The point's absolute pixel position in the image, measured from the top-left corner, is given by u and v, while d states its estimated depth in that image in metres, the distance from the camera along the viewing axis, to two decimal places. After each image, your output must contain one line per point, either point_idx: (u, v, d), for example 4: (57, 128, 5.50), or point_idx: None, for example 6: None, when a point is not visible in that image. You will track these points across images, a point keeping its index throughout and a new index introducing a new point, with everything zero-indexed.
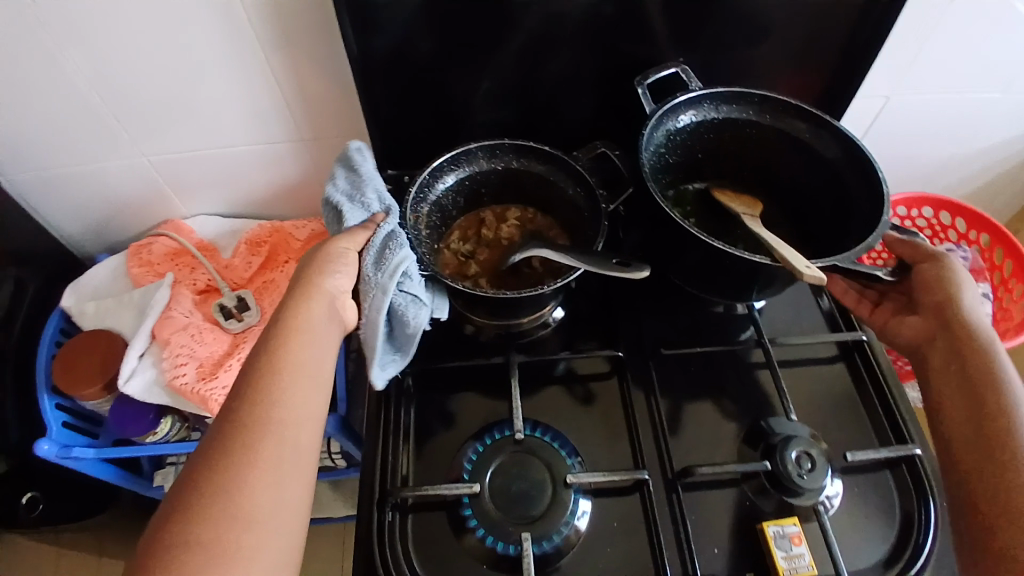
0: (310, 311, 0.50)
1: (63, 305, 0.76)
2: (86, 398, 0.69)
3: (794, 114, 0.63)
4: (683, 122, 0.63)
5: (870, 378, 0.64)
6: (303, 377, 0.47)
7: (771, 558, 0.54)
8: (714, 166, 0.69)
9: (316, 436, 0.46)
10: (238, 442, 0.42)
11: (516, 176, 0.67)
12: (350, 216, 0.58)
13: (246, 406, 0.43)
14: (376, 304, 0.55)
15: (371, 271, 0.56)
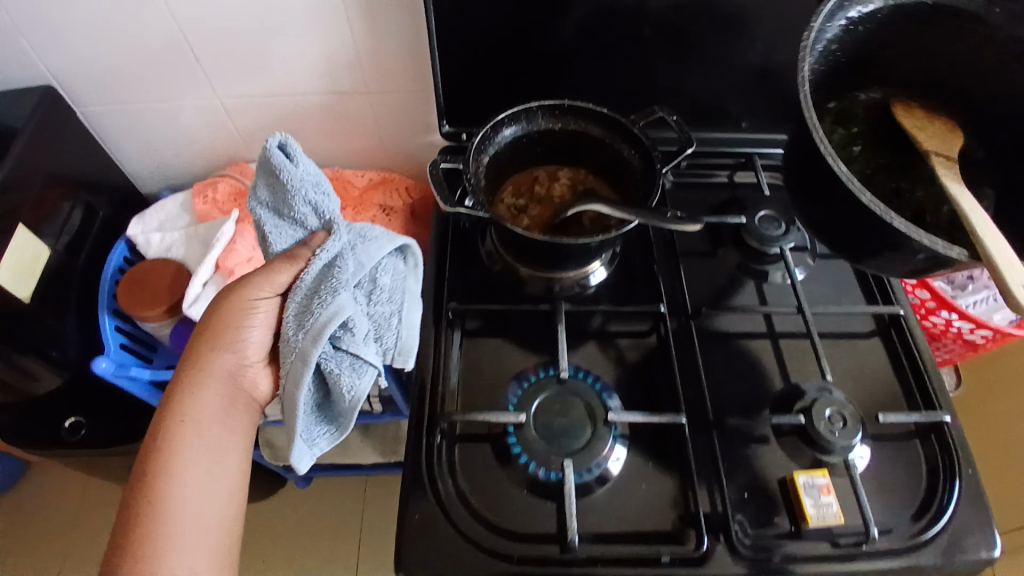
0: (199, 397, 0.57)
1: (128, 234, 0.80)
2: (149, 319, 0.73)
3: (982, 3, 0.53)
4: (871, 9, 0.55)
5: (904, 351, 0.67)
6: (195, 457, 0.55)
7: (800, 506, 0.57)
8: (884, 72, 0.62)
9: (213, 515, 0.55)
10: (132, 524, 0.52)
11: (572, 137, 0.70)
12: (279, 239, 0.58)
13: (139, 486, 0.53)
14: (297, 368, 0.55)
15: (294, 331, 0.55)
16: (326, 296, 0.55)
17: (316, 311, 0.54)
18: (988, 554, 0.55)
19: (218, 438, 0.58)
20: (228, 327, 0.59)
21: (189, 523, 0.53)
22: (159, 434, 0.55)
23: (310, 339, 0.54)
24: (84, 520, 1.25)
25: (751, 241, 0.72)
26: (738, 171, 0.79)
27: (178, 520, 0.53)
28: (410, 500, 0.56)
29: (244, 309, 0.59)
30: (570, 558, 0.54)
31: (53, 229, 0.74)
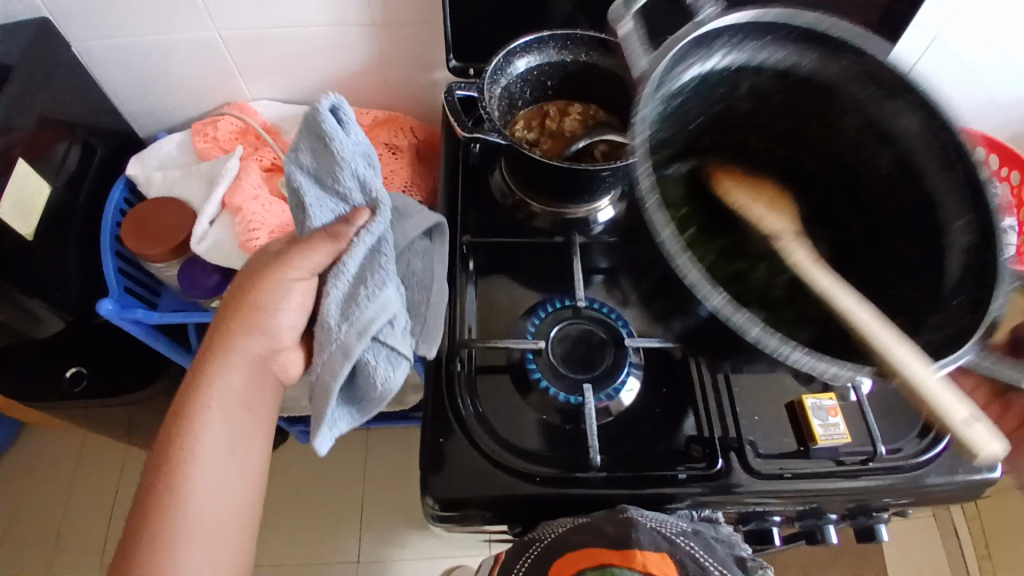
0: (221, 381, 0.55)
1: (127, 174, 0.78)
2: (154, 259, 0.72)
3: (807, 42, 0.55)
4: (710, 65, 0.56)
5: None
6: (215, 445, 0.53)
7: (808, 425, 0.59)
8: (700, 145, 0.63)
9: (236, 502, 0.53)
10: (144, 514, 0.50)
11: (584, 70, 0.69)
12: (321, 216, 0.53)
13: (153, 475, 0.51)
14: (335, 363, 0.54)
15: (335, 322, 0.55)
16: (368, 289, 0.56)
17: (360, 305, 0.55)
18: (989, 473, 0.57)
19: (235, 432, 0.55)
20: (249, 313, 0.55)
21: (200, 518, 0.51)
22: (176, 423, 0.53)
23: (355, 334, 0.54)
24: (83, 476, 1.24)
25: None
26: None
27: (190, 514, 0.50)
28: (432, 425, 0.58)
29: (269, 293, 0.55)
30: (590, 477, 0.56)
31: (48, 169, 0.72)
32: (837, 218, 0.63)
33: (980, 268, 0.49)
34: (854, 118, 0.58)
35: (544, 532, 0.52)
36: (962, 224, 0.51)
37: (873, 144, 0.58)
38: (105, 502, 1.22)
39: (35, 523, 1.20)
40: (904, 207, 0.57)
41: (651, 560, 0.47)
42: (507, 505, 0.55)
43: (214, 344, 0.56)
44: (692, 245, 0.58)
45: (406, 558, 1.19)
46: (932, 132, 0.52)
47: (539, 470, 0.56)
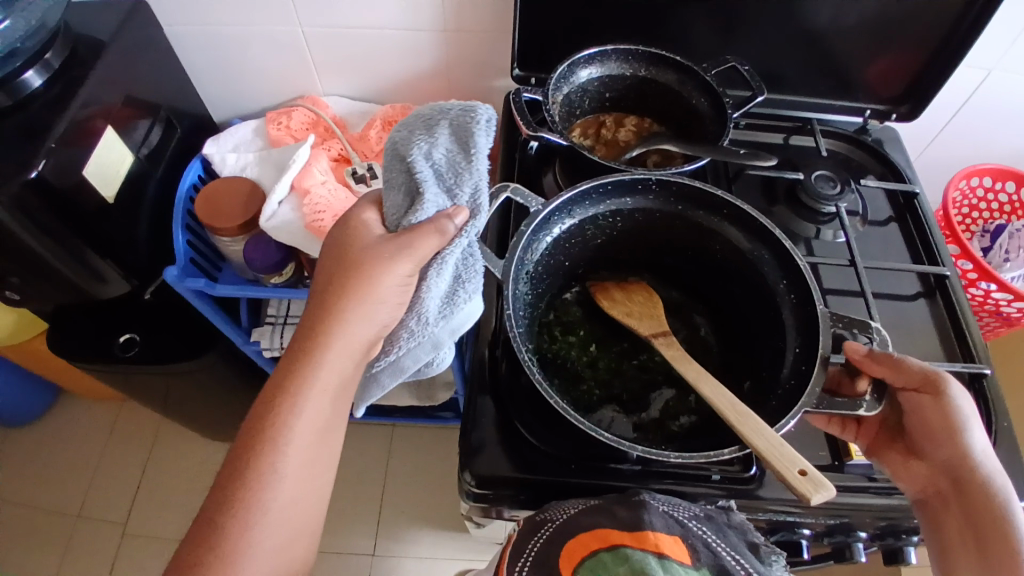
0: (327, 367, 0.51)
1: (204, 152, 0.83)
2: (223, 233, 0.76)
3: (620, 189, 0.57)
4: (565, 225, 0.56)
5: (948, 310, 0.70)
6: (310, 432, 0.51)
7: (846, 441, 0.60)
8: (583, 268, 0.63)
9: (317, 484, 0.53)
10: (219, 510, 0.49)
11: (643, 84, 0.72)
12: (424, 211, 0.50)
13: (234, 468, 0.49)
14: (418, 351, 0.53)
15: (433, 312, 0.52)
16: (463, 293, 0.52)
17: (459, 308, 0.52)
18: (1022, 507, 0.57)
19: (319, 435, 0.52)
20: (357, 313, 0.51)
21: (273, 522, 0.49)
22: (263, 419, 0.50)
23: (450, 332, 0.53)
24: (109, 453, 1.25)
25: (806, 196, 0.74)
26: (794, 134, 0.81)
27: (265, 516, 0.49)
28: (474, 408, 0.61)
29: (382, 291, 0.50)
30: (623, 468, 0.57)
31: (132, 142, 0.76)
32: (710, 293, 0.64)
33: (805, 321, 0.51)
34: (686, 228, 0.59)
35: (555, 513, 0.52)
36: (783, 292, 0.54)
37: (698, 239, 0.59)
38: (131, 478, 1.21)
39: (59, 493, 1.19)
40: (749, 298, 0.58)
41: (663, 542, 0.47)
42: (543, 488, 0.58)
43: (310, 339, 0.51)
44: (603, 358, 0.61)
45: (419, 555, 1.19)
46: (754, 234, 0.56)
47: (576, 457, 0.57)
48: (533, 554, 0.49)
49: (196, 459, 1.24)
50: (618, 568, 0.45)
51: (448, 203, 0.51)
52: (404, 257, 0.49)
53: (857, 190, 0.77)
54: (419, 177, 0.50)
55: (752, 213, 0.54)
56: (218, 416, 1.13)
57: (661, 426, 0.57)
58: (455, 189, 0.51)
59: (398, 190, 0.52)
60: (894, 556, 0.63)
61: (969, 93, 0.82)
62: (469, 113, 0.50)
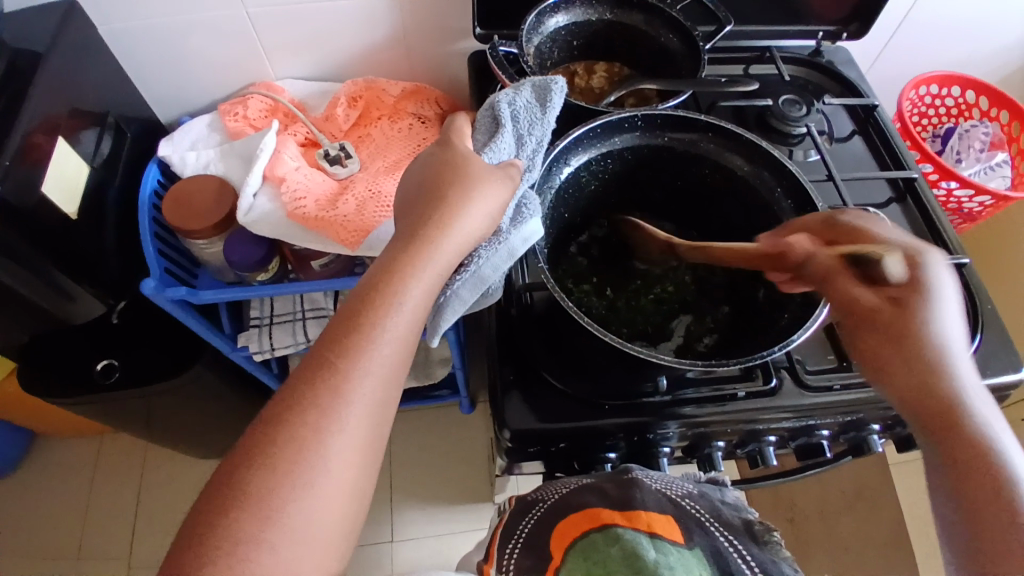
0: (431, 257, 0.44)
1: (160, 155, 0.78)
2: (197, 235, 0.72)
3: (608, 130, 0.56)
4: (565, 176, 0.55)
5: (920, 209, 0.74)
6: (405, 310, 0.43)
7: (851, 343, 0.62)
8: (581, 215, 0.62)
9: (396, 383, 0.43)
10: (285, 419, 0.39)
11: (609, 28, 0.72)
12: (498, 149, 0.49)
13: (299, 401, 0.39)
14: (496, 260, 0.49)
15: (504, 226, 0.49)
16: (532, 195, 0.50)
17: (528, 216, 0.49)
18: (1006, 379, 0.62)
19: (405, 352, 0.43)
20: (456, 220, 0.45)
21: (343, 459, 0.39)
22: (339, 335, 0.41)
23: (525, 240, 0.49)
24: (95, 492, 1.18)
25: (775, 121, 0.77)
26: (755, 64, 0.83)
27: (338, 445, 0.39)
28: (500, 364, 0.61)
29: (481, 187, 0.46)
30: (653, 401, 0.58)
31: (86, 153, 0.71)
32: (701, 219, 0.64)
33: (806, 215, 0.53)
34: (673, 156, 0.58)
35: (547, 493, 0.55)
36: (788, 204, 0.54)
37: (685, 165, 0.59)
38: (128, 510, 1.16)
39: (53, 540, 1.13)
40: (753, 219, 0.58)
41: (655, 521, 0.49)
42: (576, 434, 0.59)
43: (417, 225, 0.45)
44: (621, 298, 0.61)
45: (438, 533, 1.19)
46: (755, 158, 0.56)
47: (607, 397, 0.58)
48: (525, 534, 0.52)
49: (193, 478, 1.20)
50: (609, 547, 0.47)
51: (515, 152, 0.50)
52: (508, 186, 0.47)
53: (821, 110, 0.80)
54: (501, 118, 0.49)
55: (744, 133, 0.54)
56: (210, 429, 1.09)
57: (688, 348, 0.60)
58: (525, 137, 0.50)
59: (479, 132, 0.51)
60: (908, 444, 0.66)
61: (911, 5, 0.84)
62: (553, 77, 0.52)
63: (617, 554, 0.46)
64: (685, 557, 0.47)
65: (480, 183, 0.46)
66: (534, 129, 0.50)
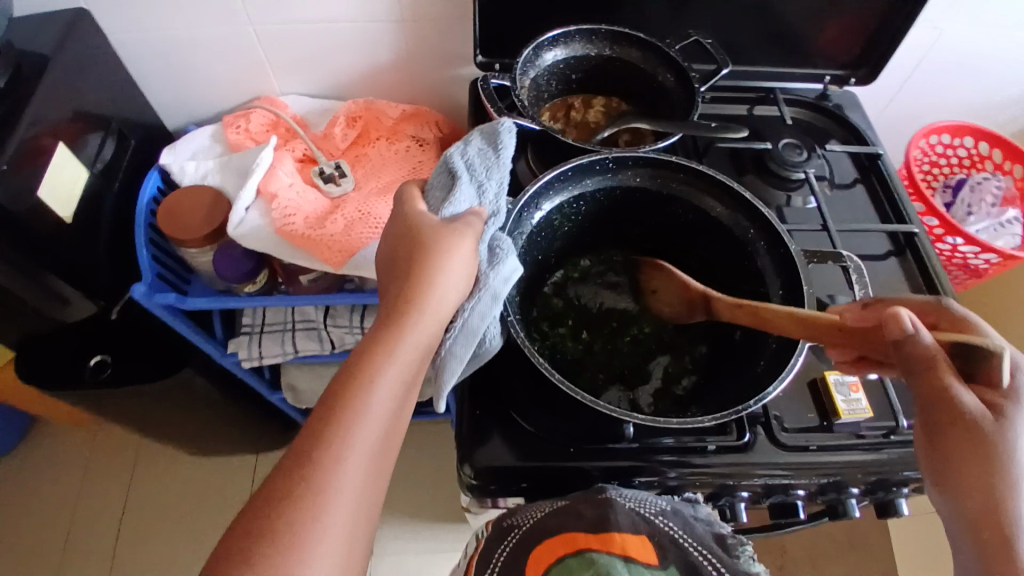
0: (411, 329, 0.44)
1: (162, 163, 0.79)
2: (190, 244, 0.74)
3: (581, 173, 0.55)
4: (539, 216, 0.54)
5: (919, 267, 0.72)
6: (390, 387, 0.42)
7: (831, 401, 0.61)
8: (557, 254, 0.61)
9: (381, 466, 0.42)
10: (268, 510, 0.38)
11: (607, 63, 0.72)
12: (459, 199, 0.48)
13: (280, 485, 0.38)
14: (482, 309, 0.47)
15: (482, 270, 0.48)
16: (505, 237, 0.49)
17: (503, 258, 0.48)
18: None
19: (391, 431, 0.42)
20: (434, 289, 0.45)
21: (334, 551, 0.38)
22: (323, 418, 0.41)
23: (506, 281, 0.48)
24: (84, 484, 1.19)
25: (775, 164, 0.76)
26: (758, 105, 0.82)
27: (329, 535, 0.38)
28: (470, 400, 0.60)
29: (459, 257, 0.46)
30: (621, 448, 0.57)
31: (87, 158, 0.72)
32: (678, 257, 0.63)
33: (784, 262, 0.52)
34: (646, 196, 0.57)
35: (522, 519, 0.52)
36: (762, 246, 0.54)
37: (660, 205, 0.58)
38: (114, 505, 1.17)
39: (37, 530, 1.15)
40: (733, 262, 0.57)
41: (630, 542, 0.47)
42: (543, 475, 0.58)
43: (396, 301, 0.45)
44: (596, 341, 0.60)
45: (418, 552, 1.18)
46: (736, 206, 0.55)
47: (572, 441, 0.58)
48: (499, 563, 0.50)
49: (182, 477, 1.21)
50: (583, 573, 0.45)
51: (477, 198, 0.49)
52: (470, 235, 0.47)
53: (823, 156, 0.79)
54: (455, 169, 0.49)
55: (723, 179, 0.53)
56: (198, 431, 1.10)
57: (667, 392, 0.58)
58: (484, 181, 0.50)
59: (434, 190, 0.51)
60: (887, 510, 0.64)
61: (921, 54, 0.83)
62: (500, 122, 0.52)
63: None
64: None
65: (450, 244, 0.46)
66: (491, 173, 0.49)
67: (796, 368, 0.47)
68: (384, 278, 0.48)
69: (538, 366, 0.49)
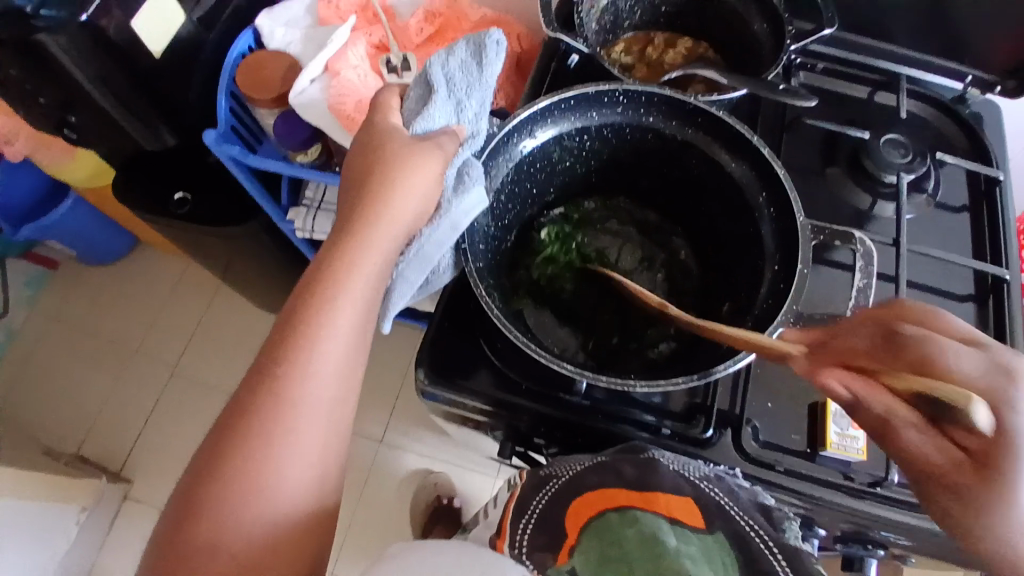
0: (367, 252, 0.45)
1: (256, 22, 0.84)
2: (257, 102, 0.78)
3: (587, 105, 0.51)
4: (541, 138, 0.51)
5: (997, 320, 0.60)
6: (339, 310, 0.44)
7: (822, 429, 0.54)
8: (560, 190, 0.58)
9: (335, 384, 0.44)
10: (233, 428, 0.42)
11: (701, 2, 0.64)
12: (435, 116, 0.46)
13: (248, 406, 0.42)
14: (440, 237, 0.47)
15: (444, 198, 0.47)
16: (475, 163, 0.47)
17: (468, 190, 0.46)
18: None
19: (345, 353, 0.45)
20: (387, 210, 0.45)
21: (299, 458, 0.42)
22: (277, 346, 0.44)
23: (467, 214, 0.47)
24: (167, 303, 1.37)
25: (868, 161, 0.65)
26: (878, 91, 0.71)
27: (292, 452, 0.42)
28: (442, 310, 0.60)
29: (417, 181, 0.45)
30: (572, 402, 0.56)
31: (189, 3, 0.78)
32: (685, 212, 0.58)
33: (785, 235, 0.46)
34: (659, 143, 0.53)
35: (562, 469, 0.52)
36: (768, 212, 0.48)
37: (672, 155, 0.53)
38: (185, 327, 1.34)
39: (124, 330, 1.35)
40: (737, 232, 0.52)
41: (673, 504, 0.48)
42: (499, 406, 0.57)
43: (353, 224, 0.45)
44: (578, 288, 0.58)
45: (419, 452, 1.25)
46: (753, 165, 0.48)
47: (527, 378, 0.57)
48: (539, 507, 0.50)
49: (240, 322, 1.35)
50: (625, 528, 0.45)
51: (455, 116, 0.47)
52: (438, 157, 0.45)
53: (932, 165, 0.67)
54: (433, 83, 0.46)
55: (748, 135, 0.48)
56: (259, 286, 1.21)
57: (639, 353, 0.54)
58: (464, 100, 0.47)
59: (411, 100, 0.48)
60: (851, 563, 0.58)
61: None
62: (490, 32, 0.47)
63: (633, 536, 0.44)
64: (705, 544, 0.45)
65: (411, 157, 0.45)
66: (472, 91, 0.47)
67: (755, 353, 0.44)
68: (344, 195, 0.48)
69: (485, 301, 0.47)
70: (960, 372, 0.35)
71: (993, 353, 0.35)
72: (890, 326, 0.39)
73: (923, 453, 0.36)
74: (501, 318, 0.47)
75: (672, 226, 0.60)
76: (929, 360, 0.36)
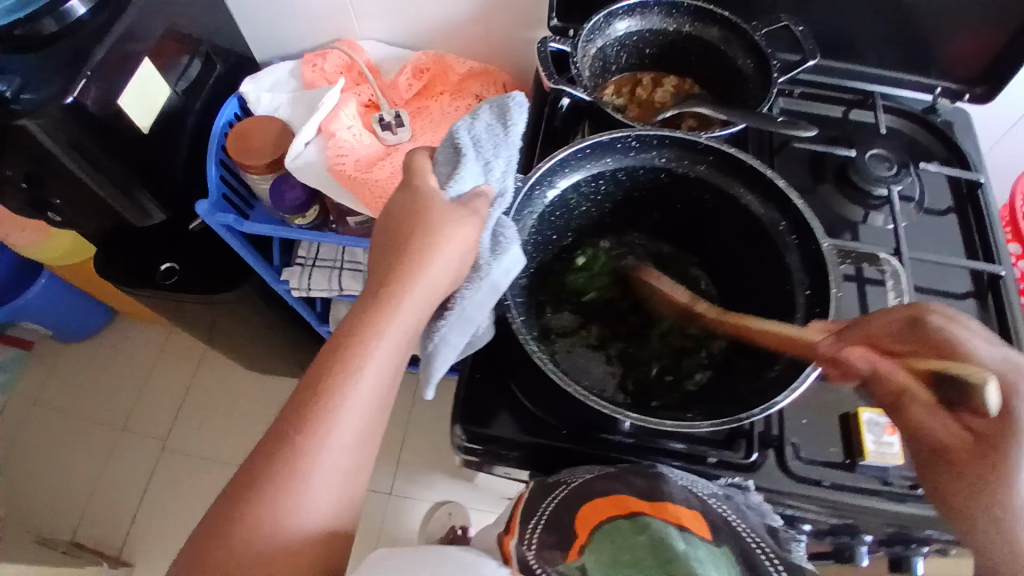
0: (394, 314, 0.45)
1: (240, 90, 0.84)
2: (250, 169, 0.77)
3: (600, 151, 0.52)
4: (561, 187, 0.52)
5: (1000, 315, 0.63)
6: (365, 372, 0.44)
7: (859, 440, 0.55)
8: (578, 232, 0.59)
9: (357, 445, 0.44)
10: (248, 486, 0.42)
11: (685, 41, 0.67)
12: (465, 177, 0.46)
13: (265, 465, 0.42)
14: (479, 298, 0.47)
15: (482, 258, 0.47)
16: (509, 222, 0.48)
17: (506, 250, 0.47)
18: None
19: (370, 414, 0.45)
20: (419, 275, 0.45)
21: (312, 521, 0.42)
22: (300, 405, 0.44)
23: (507, 274, 0.47)
24: (153, 376, 1.32)
25: (856, 175, 0.68)
26: (854, 108, 0.74)
27: (305, 515, 0.42)
28: (472, 362, 0.60)
29: (450, 246, 0.45)
30: (614, 442, 0.56)
31: (172, 75, 0.78)
32: (699, 245, 0.60)
33: (812, 259, 0.48)
34: (671, 181, 0.54)
35: (570, 476, 0.52)
36: (793, 240, 0.50)
37: (685, 190, 0.55)
38: (174, 399, 1.29)
39: (109, 408, 1.29)
40: (759, 261, 0.53)
41: (684, 515, 0.46)
42: (539, 452, 0.57)
43: (381, 283, 0.46)
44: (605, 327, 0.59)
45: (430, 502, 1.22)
46: (771, 198, 0.51)
47: (566, 424, 0.56)
48: (546, 513, 0.49)
49: (233, 388, 1.31)
50: (636, 534, 0.44)
51: (484, 175, 0.47)
52: (473, 223, 0.46)
53: (915, 173, 0.70)
54: (462, 145, 0.47)
55: (765, 169, 0.50)
56: (252, 350, 1.17)
57: (677, 386, 0.56)
58: (492, 158, 0.47)
59: (440, 166, 0.49)
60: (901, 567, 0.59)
61: None
62: (512, 98, 0.50)
63: (643, 542, 0.43)
64: (715, 555, 0.44)
65: (444, 223, 0.45)
66: (499, 149, 0.47)
67: (809, 379, 0.44)
68: (376, 253, 0.48)
69: (536, 356, 0.48)
70: (981, 362, 0.44)
71: (1009, 356, 0.44)
72: (917, 315, 0.47)
73: (929, 429, 0.45)
74: (553, 368, 0.48)
75: (688, 258, 0.62)
76: (945, 345, 0.45)
